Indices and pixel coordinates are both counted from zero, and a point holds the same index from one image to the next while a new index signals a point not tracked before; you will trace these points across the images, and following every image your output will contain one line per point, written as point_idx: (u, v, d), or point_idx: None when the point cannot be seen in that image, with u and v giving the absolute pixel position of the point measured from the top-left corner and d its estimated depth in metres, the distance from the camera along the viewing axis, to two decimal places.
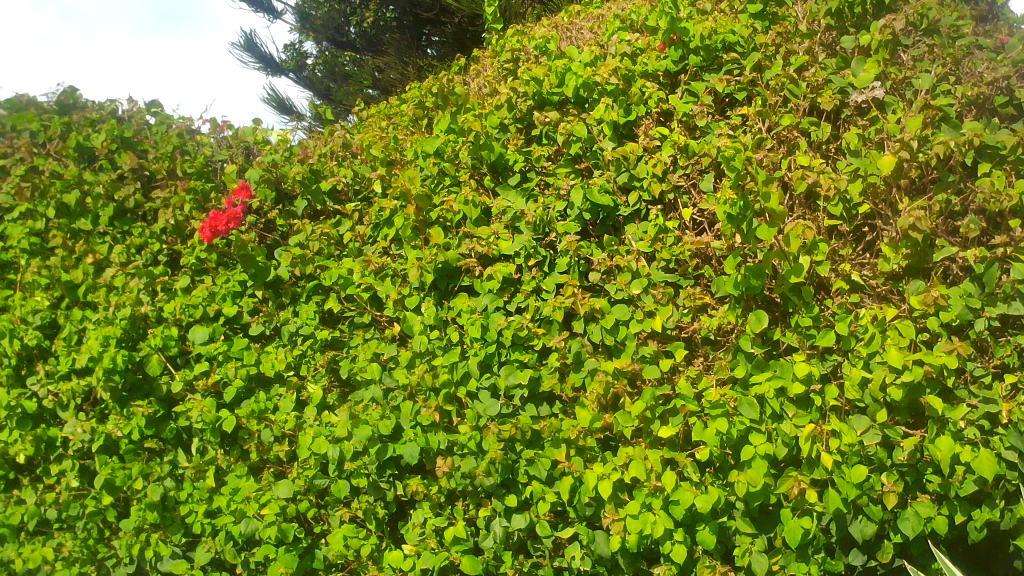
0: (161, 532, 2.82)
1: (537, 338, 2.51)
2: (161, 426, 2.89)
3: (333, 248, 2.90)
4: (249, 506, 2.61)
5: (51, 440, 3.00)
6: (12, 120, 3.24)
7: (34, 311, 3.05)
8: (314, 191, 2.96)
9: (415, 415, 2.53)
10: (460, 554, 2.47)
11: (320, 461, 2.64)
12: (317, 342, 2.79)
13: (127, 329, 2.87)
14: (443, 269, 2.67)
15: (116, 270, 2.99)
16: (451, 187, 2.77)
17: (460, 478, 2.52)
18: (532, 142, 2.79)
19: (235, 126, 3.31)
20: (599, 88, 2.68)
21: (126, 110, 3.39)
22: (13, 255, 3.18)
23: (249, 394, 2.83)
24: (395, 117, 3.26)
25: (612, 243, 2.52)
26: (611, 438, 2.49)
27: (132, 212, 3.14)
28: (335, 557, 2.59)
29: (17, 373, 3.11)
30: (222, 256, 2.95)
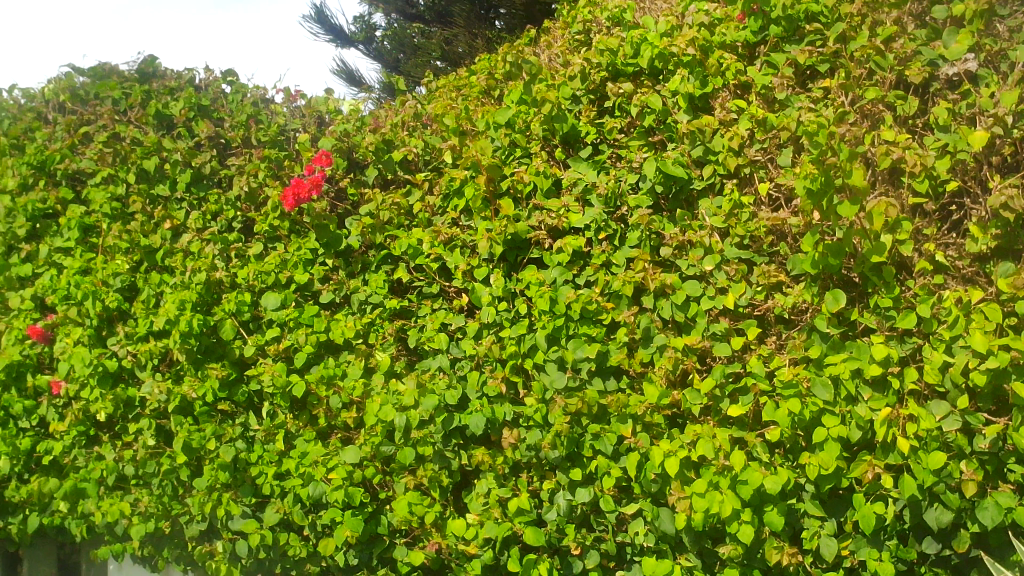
0: (232, 491, 2.90)
1: (606, 312, 2.48)
2: (234, 389, 2.96)
3: (402, 218, 2.88)
4: (317, 469, 2.69)
5: (129, 399, 3.09)
6: (96, 88, 3.39)
7: (115, 274, 3.13)
8: (386, 160, 2.98)
9: (481, 385, 2.58)
10: (524, 524, 2.49)
11: (387, 428, 2.66)
12: (385, 310, 2.81)
13: (203, 293, 2.95)
14: (513, 241, 2.68)
15: (192, 235, 3.07)
16: (522, 158, 2.76)
17: (525, 450, 2.54)
18: (604, 114, 2.75)
19: (308, 95, 3.34)
20: (675, 59, 2.61)
21: (202, 79, 3.43)
22: (95, 219, 3.28)
23: (318, 360, 2.87)
24: (464, 88, 3.22)
25: (685, 217, 2.47)
26: (677, 415, 2.46)
27: (209, 178, 3.18)
28: (400, 522, 2.67)
29: (98, 334, 3.18)
30: (295, 224, 2.99)
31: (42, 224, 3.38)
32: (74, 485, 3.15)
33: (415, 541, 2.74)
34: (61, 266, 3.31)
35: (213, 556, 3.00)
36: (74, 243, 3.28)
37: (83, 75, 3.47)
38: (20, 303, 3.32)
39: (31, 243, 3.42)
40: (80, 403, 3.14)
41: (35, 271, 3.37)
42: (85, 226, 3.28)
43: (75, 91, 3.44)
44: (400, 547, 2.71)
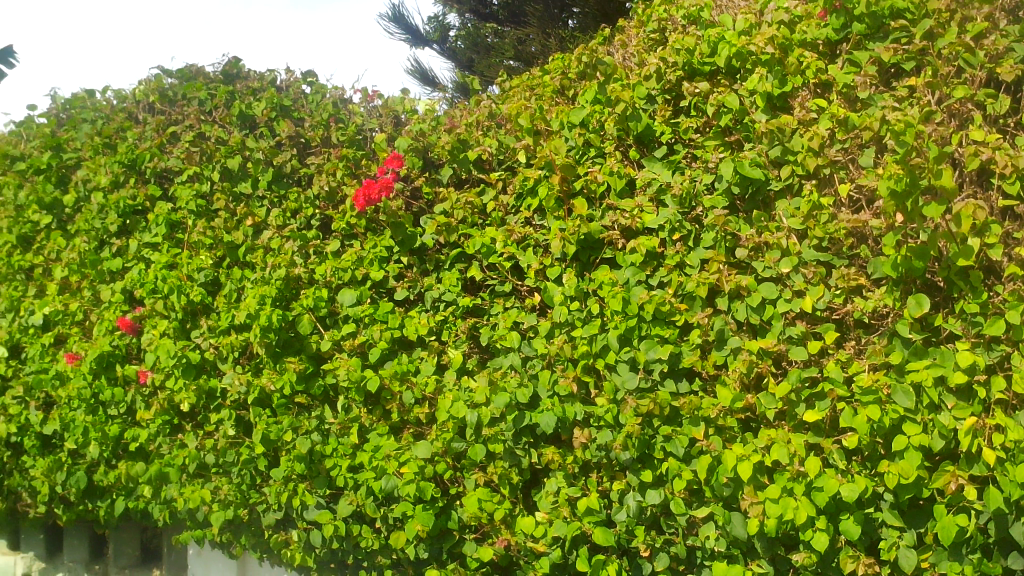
0: (307, 482, 2.98)
1: (679, 313, 2.46)
2: (310, 382, 3.03)
3: (476, 217, 2.91)
4: (390, 463, 2.74)
5: (211, 391, 3.18)
6: (184, 89, 3.53)
7: (199, 269, 3.24)
8: (461, 160, 3.02)
9: (552, 385, 2.58)
10: (593, 524, 2.50)
11: (458, 424, 2.70)
12: (458, 308, 2.85)
13: (282, 288, 3.04)
14: (586, 241, 2.66)
15: (273, 232, 3.16)
16: (596, 158, 2.75)
17: (595, 450, 2.55)
18: (680, 114, 2.72)
19: (384, 95, 3.39)
20: (753, 58, 2.56)
21: (283, 80, 3.53)
22: (181, 215, 3.39)
23: (392, 356, 2.93)
24: (538, 88, 3.21)
25: (762, 218, 2.42)
26: (751, 418, 2.42)
27: (289, 176, 3.28)
28: (470, 517, 2.69)
29: (182, 326, 3.30)
30: (370, 222, 3.05)
31: (132, 220, 3.52)
32: (159, 470, 3.25)
33: (484, 537, 2.76)
34: (149, 261, 3.44)
35: (288, 544, 3.08)
36: (161, 238, 3.40)
37: (171, 77, 3.65)
38: (110, 296, 3.46)
39: (122, 238, 3.56)
40: (165, 393, 3.25)
41: (125, 265, 3.50)
42: (172, 222, 3.39)
43: (164, 92, 3.60)
44: (469, 542, 2.75)
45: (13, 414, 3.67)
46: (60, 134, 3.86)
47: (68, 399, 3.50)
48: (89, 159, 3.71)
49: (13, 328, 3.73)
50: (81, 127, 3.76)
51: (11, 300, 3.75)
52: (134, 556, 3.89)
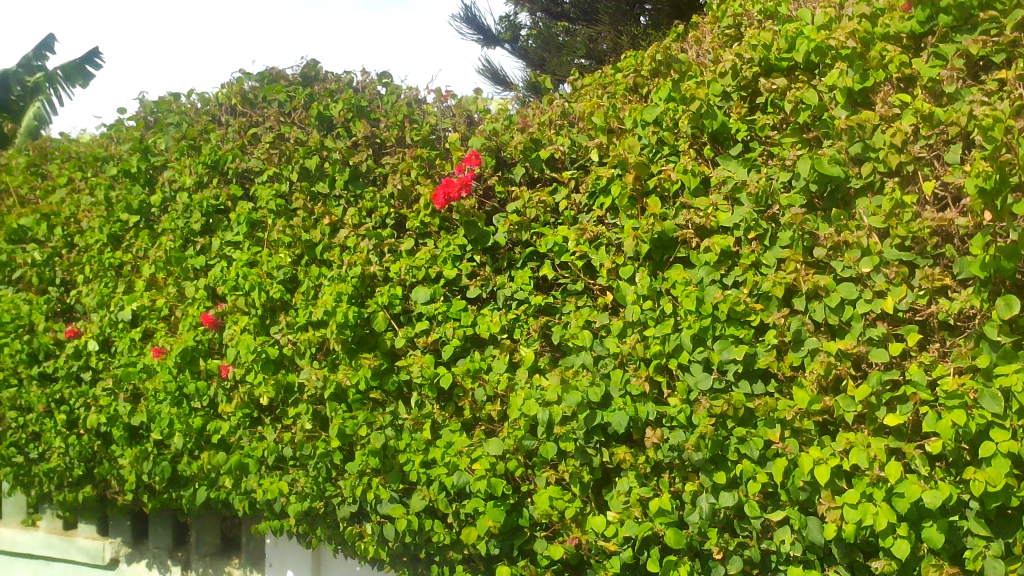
0: (382, 476, 3.04)
1: (754, 314, 2.42)
2: (384, 378, 3.09)
3: (548, 216, 2.93)
4: (461, 459, 2.77)
5: (289, 385, 3.27)
6: (264, 91, 3.60)
7: (278, 267, 3.32)
8: (534, 159, 3.04)
9: (624, 384, 2.57)
10: (665, 525, 2.49)
11: (529, 422, 2.71)
12: (531, 306, 2.86)
13: (358, 285, 3.11)
14: (659, 240, 2.65)
15: (349, 231, 3.22)
16: (670, 156, 2.74)
17: (667, 450, 2.53)
18: (756, 110, 2.66)
19: (457, 95, 3.43)
20: (832, 53, 2.49)
21: (359, 81, 3.60)
22: (261, 215, 3.48)
23: (464, 353, 2.98)
24: (610, 86, 3.20)
25: (841, 216, 2.37)
26: (829, 421, 2.36)
27: (365, 176, 3.33)
28: (541, 515, 2.71)
29: (262, 323, 3.39)
30: (444, 221, 3.10)
31: (215, 219, 3.63)
32: (238, 460, 3.35)
33: (554, 535, 2.77)
34: (231, 259, 3.54)
35: (362, 537, 3.14)
36: (242, 236, 3.50)
37: (253, 80, 3.72)
38: (194, 292, 3.57)
39: (206, 237, 3.68)
40: (245, 386, 3.33)
41: (208, 263, 3.62)
42: (252, 221, 3.49)
43: (246, 95, 3.70)
44: (540, 539, 2.75)
45: (103, 405, 3.80)
46: (148, 137, 4.00)
47: (154, 391, 3.62)
48: (175, 161, 3.85)
49: (102, 323, 3.86)
50: (168, 130, 3.90)
51: (101, 296, 3.88)
52: (214, 544, 4.06)
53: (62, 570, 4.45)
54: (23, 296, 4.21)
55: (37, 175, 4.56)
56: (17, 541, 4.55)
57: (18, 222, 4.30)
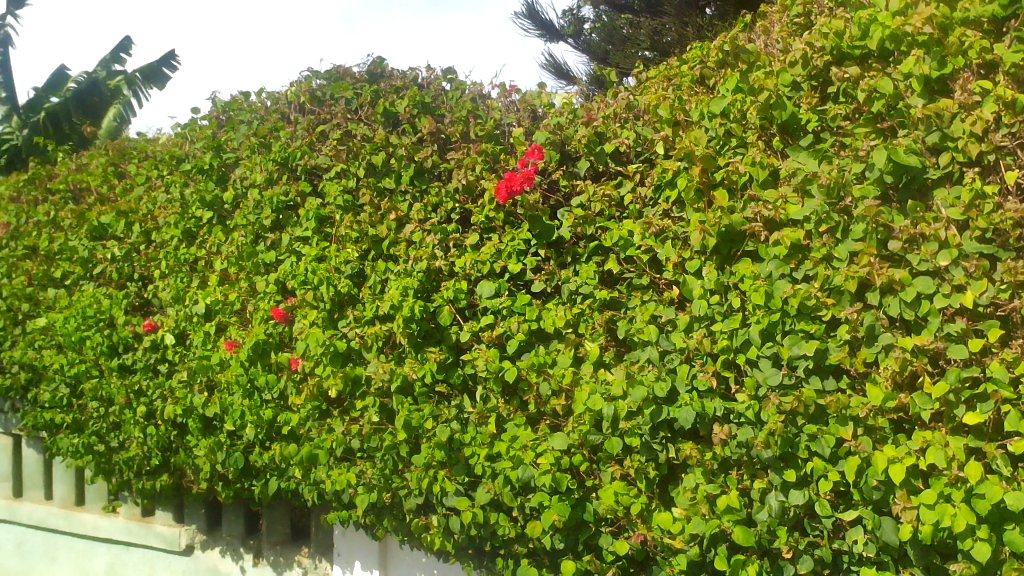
0: (447, 470, 3.06)
1: (826, 308, 2.38)
2: (450, 371, 3.13)
3: (613, 210, 2.92)
4: (527, 453, 2.79)
5: (357, 378, 3.31)
6: (332, 89, 3.68)
7: (346, 262, 3.37)
8: (598, 152, 3.02)
9: (691, 379, 2.56)
10: (733, 523, 2.46)
11: (594, 418, 2.71)
12: (596, 301, 2.85)
13: (423, 280, 3.14)
14: (727, 234, 2.59)
15: (415, 226, 3.25)
16: (738, 148, 2.69)
17: (735, 446, 2.48)
18: (828, 100, 2.59)
19: (522, 90, 3.44)
20: (909, 40, 2.40)
21: (425, 77, 3.64)
22: (329, 211, 3.54)
23: (529, 348, 2.98)
24: (676, 77, 3.16)
25: (917, 208, 2.28)
26: (904, 420, 2.29)
27: (430, 171, 3.37)
28: (607, 510, 2.70)
29: (330, 317, 3.44)
30: (509, 215, 3.11)
31: (285, 215, 3.70)
32: (309, 452, 3.39)
33: (620, 530, 2.78)
34: (300, 254, 3.61)
35: (429, 529, 3.18)
36: (311, 232, 3.57)
37: (320, 78, 3.81)
38: (266, 287, 3.66)
39: (276, 232, 3.75)
40: (314, 379, 3.37)
41: (278, 258, 3.69)
42: (320, 217, 3.55)
43: (314, 93, 3.78)
44: (606, 535, 2.77)
45: (179, 397, 3.90)
46: (220, 136, 4.11)
47: (227, 383, 3.70)
48: (246, 158, 3.93)
49: (179, 317, 3.98)
50: (239, 128, 3.99)
51: (177, 291, 4.00)
52: (285, 533, 4.13)
53: (140, 555, 4.60)
54: (103, 291, 4.37)
55: (116, 174, 4.72)
56: (98, 526, 4.72)
57: (99, 219, 4.46)
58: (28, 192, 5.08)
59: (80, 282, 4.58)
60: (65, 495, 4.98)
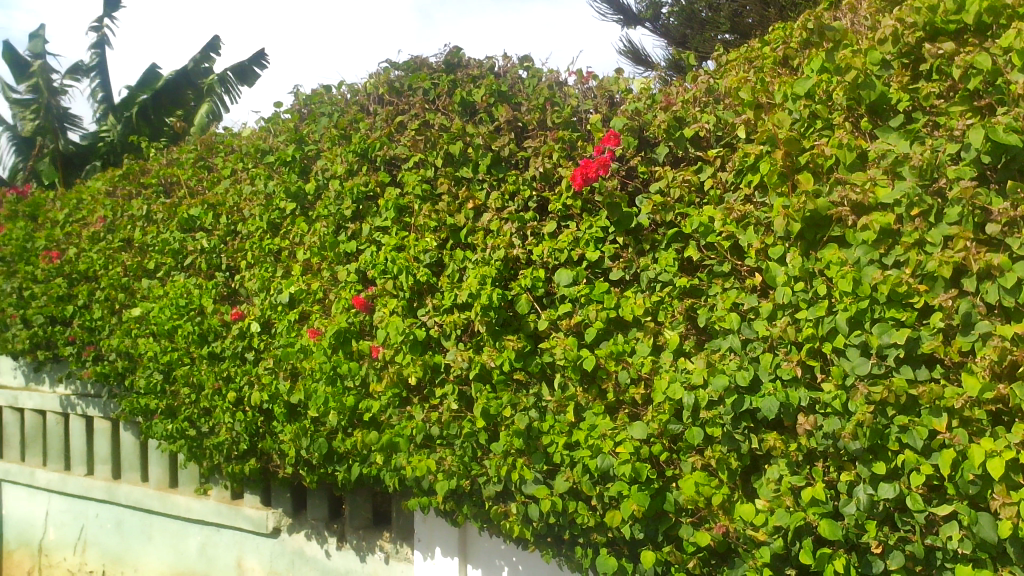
0: (526, 458, 3.07)
1: (918, 295, 2.28)
2: (529, 360, 3.13)
3: (693, 196, 2.87)
4: (605, 443, 2.77)
5: (436, 365, 3.35)
6: (410, 80, 3.73)
7: (424, 251, 3.40)
8: (677, 138, 2.97)
9: (774, 368, 2.49)
10: (818, 516, 2.40)
11: (674, 406, 2.68)
12: (675, 288, 2.81)
13: (502, 268, 3.16)
14: (812, 219, 2.51)
15: (492, 214, 3.27)
16: (823, 130, 2.60)
17: (821, 438, 2.42)
18: (920, 79, 2.49)
19: (599, 76, 3.40)
20: (1008, 12, 2.31)
21: (501, 66, 3.65)
22: (408, 200, 3.58)
23: (608, 336, 2.97)
24: (757, 59, 3.08)
25: (1018, 189, 2.17)
26: (1003, 412, 2.18)
27: (507, 160, 3.39)
28: (687, 501, 2.65)
29: (409, 305, 3.47)
30: (586, 203, 3.08)
31: (365, 206, 3.75)
32: (390, 438, 3.44)
33: (700, 521, 2.73)
34: (379, 243, 3.66)
35: (508, 516, 3.20)
36: (391, 222, 3.61)
37: (398, 70, 3.88)
38: (346, 276, 3.72)
39: (356, 223, 3.81)
40: (394, 367, 3.40)
41: (358, 248, 3.75)
42: (399, 206, 3.59)
43: (392, 85, 3.85)
44: (686, 526, 2.73)
45: (266, 383, 4.00)
46: (302, 128, 4.21)
47: (310, 370, 3.75)
48: (327, 150, 4.01)
49: (264, 306, 4.08)
50: (321, 120, 4.07)
51: (262, 280, 4.11)
52: (366, 518, 4.24)
53: (230, 536, 4.78)
54: (194, 281, 4.51)
55: (204, 168, 4.87)
56: (191, 508, 4.90)
57: (189, 212, 4.61)
58: (123, 186, 5.29)
59: (171, 273, 4.74)
60: (159, 477, 5.20)
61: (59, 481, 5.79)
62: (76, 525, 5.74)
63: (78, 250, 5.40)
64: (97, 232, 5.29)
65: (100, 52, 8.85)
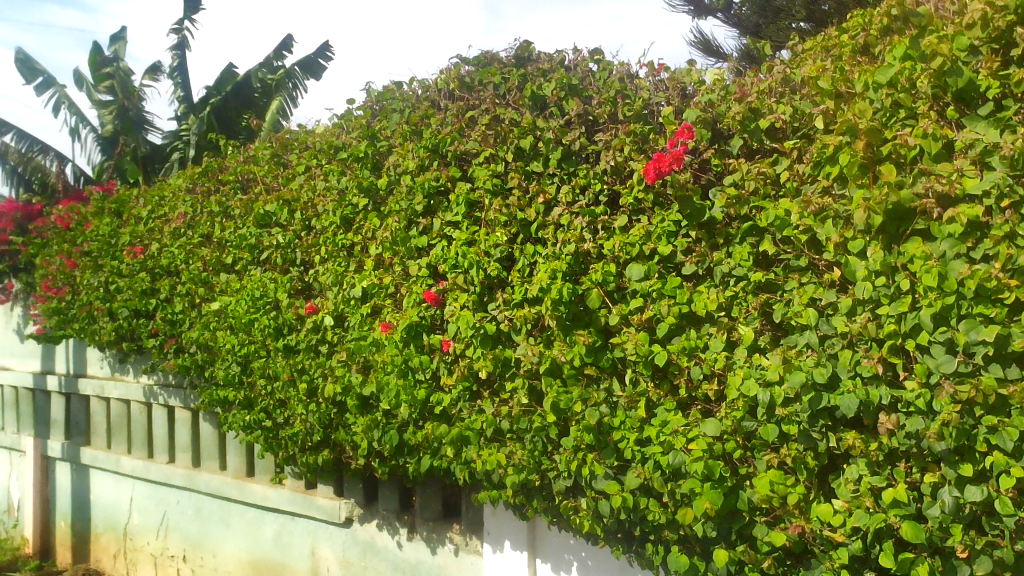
0: (596, 453, 3.06)
1: (1009, 291, 2.16)
2: (599, 355, 3.10)
3: (769, 188, 2.81)
4: (677, 439, 2.76)
5: (506, 360, 3.34)
6: (480, 75, 3.74)
7: (495, 245, 3.42)
8: (752, 130, 2.91)
9: (854, 365, 2.43)
10: (900, 518, 2.33)
11: (749, 403, 2.64)
12: (750, 283, 2.77)
13: (572, 263, 3.15)
14: (895, 211, 2.42)
15: (563, 209, 3.27)
16: (907, 120, 2.49)
17: (903, 437, 2.34)
18: (1010, 65, 2.37)
19: (671, 67, 3.35)
20: None
21: (571, 59, 3.64)
22: (478, 195, 3.59)
23: (680, 331, 2.92)
24: (835, 48, 2.99)
25: None
26: None
27: (577, 154, 3.35)
28: (761, 500, 2.62)
29: (481, 300, 3.49)
30: (658, 196, 3.06)
31: (436, 201, 3.78)
32: (460, 432, 3.48)
33: (775, 521, 2.68)
34: (451, 238, 3.69)
35: (578, 511, 3.20)
36: (461, 217, 3.63)
37: (469, 65, 3.89)
38: (418, 270, 3.76)
39: (427, 218, 3.83)
40: (466, 360, 3.44)
41: (430, 243, 3.77)
42: (470, 201, 3.61)
43: (462, 79, 3.86)
44: (759, 525, 2.68)
45: (338, 375, 4.04)
46: (374, 125, 4.27)
47: (383, 363, 3.80)
48: (399, 146, 4.05)
49: (338, 300, 4.15)
50: (392, 116, 4.13)
51: (335, 275, 4.17)
52: (437, 510, 4.28)
53: (305, 525, 4.89)
54: (269, 275, 4.62)
55: (280, 164, 4.97)
56: (267, 497, 5.02)
57: (264, 208, 4.72)
58: (203, 183, 5.45)
59: (249, 267, 4.86)
60: (237, 466, 5.34)
61: (142, 468, 6.00)
62: (158, 511, 5.94)
63: (160, 245, 5.57)
64: (178, 228, 5.46)
65: (180, 53, 9.11)
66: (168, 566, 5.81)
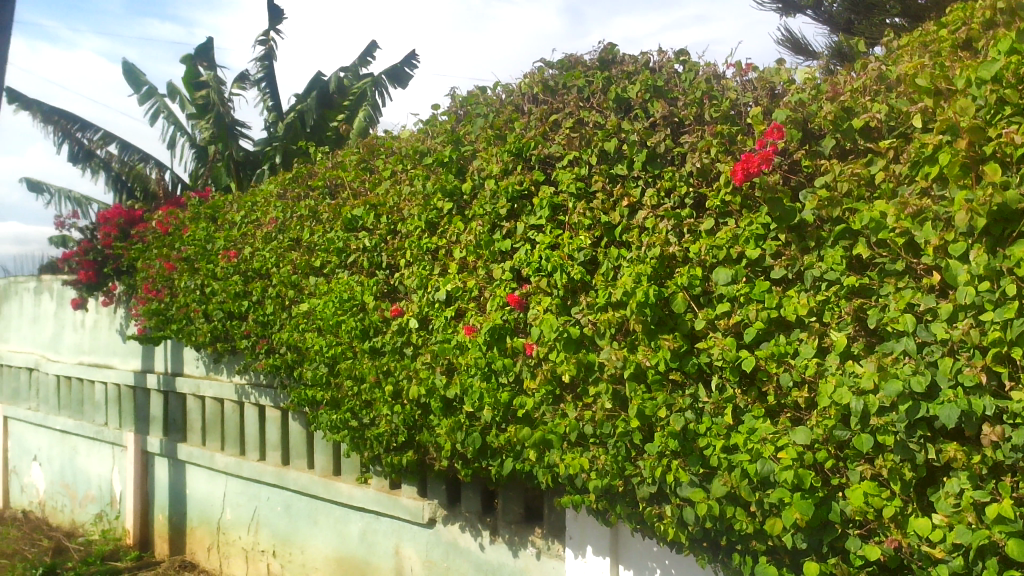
0: (682, 460, 3.02)
1: None
2: (685, 360, 3.05)
3: (863, 189, 2.72)
4: (766, 447, 2.68)
5: (589, 363, 3.30)
6: (564, 78, 3.75)
7: (579, 249, 3.40)
8: (845, 129, 2.82)
9: (955, 373, 2.32)
10: (1005, 535, 2.21)
11: (841, 412, 2.55)
12: (843, 288, 2.68)
13: (657, 266, 3.11)
14: (1000, 213, 2.32)
15: (648, 211, 3.24)
16: (1014, 116, 2.38)
17: (1009, 450, 2.23)
18: None
19: (759, 67, 3.28)
20: None
21: (656, 61, 3.61)
22: (562, 198, 3.58)
23: (769, 337, 2.87)
24: (933, 42, 2.88)
25: None
26: None
27: (663, 156, 3.32)
28: (854, 512, 2.54)
29: (564, 303, 3.48)
30: (746, 198, 3.00)
31: (520, 204, 3.79)
32: (543, 436, 3.46)
33: (870, 534, 2.60)
34: (534, 242, 3.69)
35: (663, 518, 3.16)
36: (545, 220, 3.63)
37: (552, 68, 3.90)
38: (501, 274, 3.77)
39: (511, 221, 3.85)
40: (549, 364, 3.43)
41: (513, 246, 3.79)
42: (554, 205, 3.60)
43: (546, 83, 3.88)
44: (853, 538, 2.60)
45: (423, 377, 4.08)
46: (459, 130, 4.32)
47: (466, 366, 3.83)
48: (483, 150, 4.08)
49: (422, 303, 4.19)
50: (477, 121, 4.17)
51: (420, 278, 4.22)
52: (519, 513, 4.29)
53: (389, 524, 4.97)
54: (356, 278, 4.71)
55: (366, 170, 5.08)
56: (354, 496, 5.12)
57: (352, 212, 4.83)
58: (293, 188, 5.61)
59: (336, 270, 4.96)
60: (324, 465, 5.46)
61: (235, 465, 6.20)
62: (249, 506, 6.12)
63: (252, 249, 5.75)
64: (269, 232, 5.63)
65: (267, 63, 9.38)
66: (259, 561, 5.99)
